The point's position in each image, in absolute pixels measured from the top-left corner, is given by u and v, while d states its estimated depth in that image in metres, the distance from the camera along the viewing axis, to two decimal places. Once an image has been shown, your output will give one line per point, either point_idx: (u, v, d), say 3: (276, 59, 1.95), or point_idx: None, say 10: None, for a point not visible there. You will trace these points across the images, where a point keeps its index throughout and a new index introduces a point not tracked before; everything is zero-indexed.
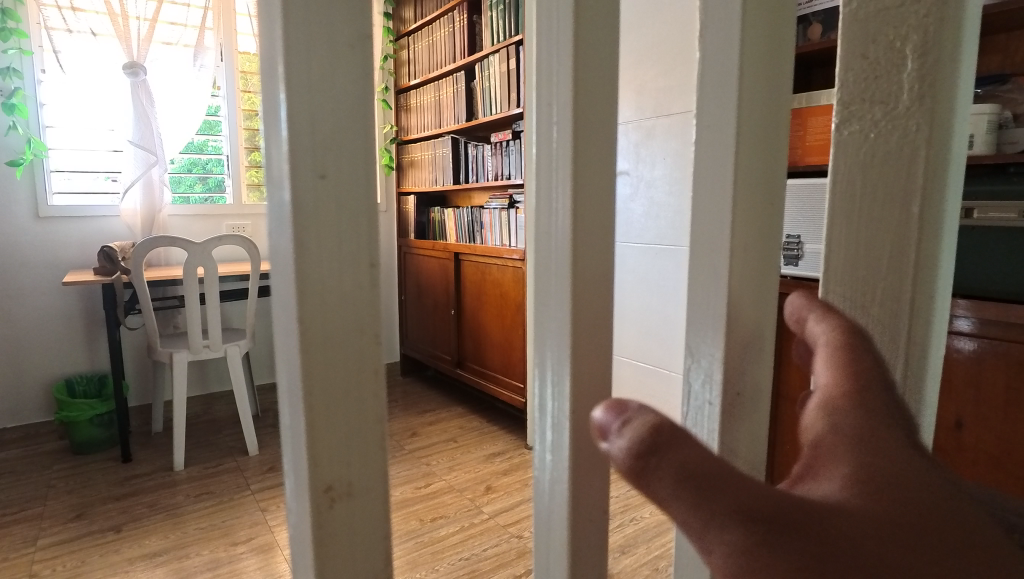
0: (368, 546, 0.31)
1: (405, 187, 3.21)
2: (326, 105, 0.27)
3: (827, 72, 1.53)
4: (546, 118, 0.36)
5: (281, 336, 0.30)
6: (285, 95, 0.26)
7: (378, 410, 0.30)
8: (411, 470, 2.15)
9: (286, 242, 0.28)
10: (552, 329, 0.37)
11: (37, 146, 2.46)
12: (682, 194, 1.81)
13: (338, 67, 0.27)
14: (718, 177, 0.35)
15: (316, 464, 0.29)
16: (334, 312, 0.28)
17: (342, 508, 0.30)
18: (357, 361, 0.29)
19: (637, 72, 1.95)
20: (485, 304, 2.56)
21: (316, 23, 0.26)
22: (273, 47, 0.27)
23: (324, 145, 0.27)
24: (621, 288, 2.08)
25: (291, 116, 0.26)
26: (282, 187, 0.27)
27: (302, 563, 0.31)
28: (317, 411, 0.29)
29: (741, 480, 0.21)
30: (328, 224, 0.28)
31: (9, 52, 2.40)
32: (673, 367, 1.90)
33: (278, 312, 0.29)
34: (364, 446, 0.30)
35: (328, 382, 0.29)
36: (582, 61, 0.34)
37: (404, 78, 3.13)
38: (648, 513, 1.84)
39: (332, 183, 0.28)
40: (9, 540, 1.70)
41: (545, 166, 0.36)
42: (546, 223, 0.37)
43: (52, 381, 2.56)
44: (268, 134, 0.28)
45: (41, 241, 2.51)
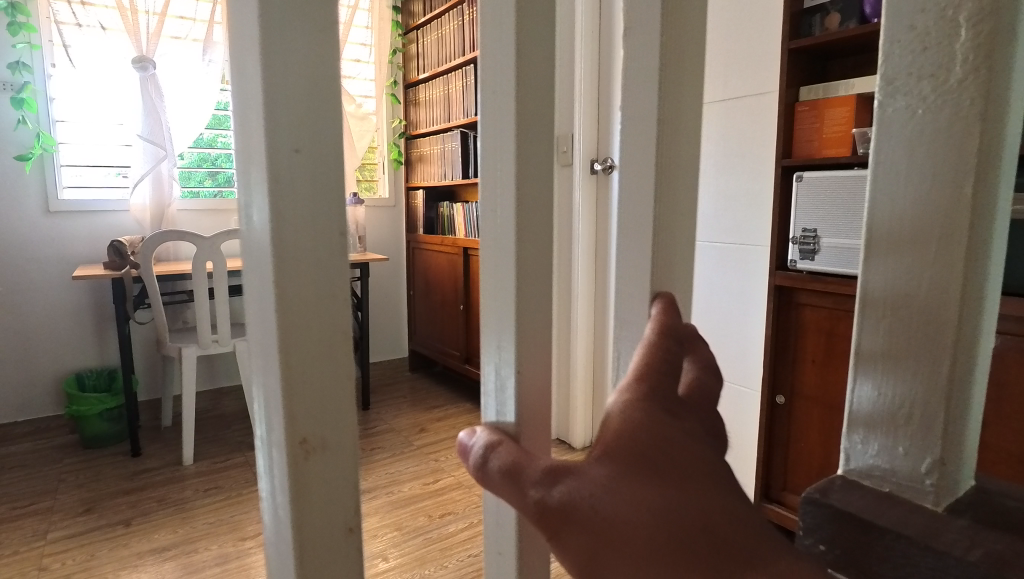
0: (341, 499, 0.32)
1: (413, 182, 3.19)
2: (299, 84, 0.28)
3: (845, 61, 1.49)
4: (492, 106, 0.38)
5: (257, 299, 0.31)
6: (254, 73, 0.28)
7: (348, 372, 0.32)
8: (420, 467, 2.14)
9: (255, 212, 0.30)
10: (501, 298, 0.39)
11: (46, 140, 2.47)
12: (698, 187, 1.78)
13: (310, 45, 0.28)
14: (642, 161, 0.39)
15: (291, 417, 0.30)
16: (308, 280, 0.30)
17: (313, 463, 0.31)
18: (326, 327, 0.30)
19: None
20: None
21: (294, 5, 0.28)
22: (249, 26, 0.28)
23: (300, 119, 0.28)
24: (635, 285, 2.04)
25: (268, 93, 0.28)
26: (257, 158, 0.29)
27: (279, 521, 0.32)
28: (292, 371, 0.30)
29: (523, 467, 0.31)
30: (303, 195, 0.29)
31: (19, 46, 2.40)
32: None
33: (253, 278, 0.30)
34: (336, 408, 0.31)
35: (303, 343, 0.30)
36: (523, 53, 0.37)
37: (413, 73, 3.12)
38: None
39: (305, 158, 0.29)
40: (20, 533, 1.71)
41: (494, 149, 0.38)
42: (492, 199, 0.39)
43: (62, 375, 2.58)
44: (245, 112, 0.29)
45: (51, 236, 2.52)
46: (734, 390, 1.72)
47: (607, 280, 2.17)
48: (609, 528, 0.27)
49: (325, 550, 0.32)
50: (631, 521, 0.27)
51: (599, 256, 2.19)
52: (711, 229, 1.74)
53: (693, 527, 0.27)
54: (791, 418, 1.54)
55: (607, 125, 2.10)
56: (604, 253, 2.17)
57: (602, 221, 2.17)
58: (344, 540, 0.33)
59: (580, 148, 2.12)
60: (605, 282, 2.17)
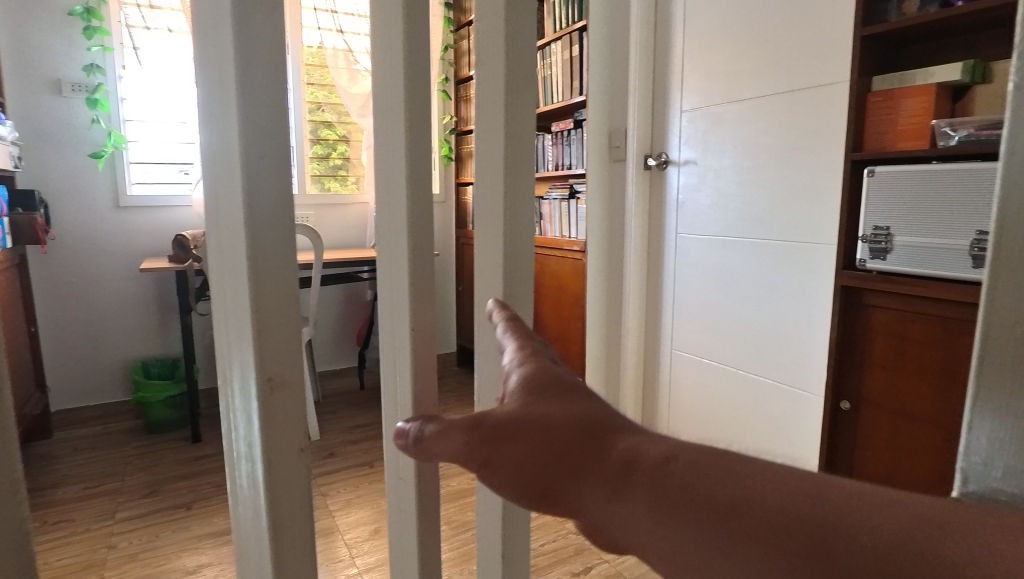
0: (296, 421, 0.46)
1: (464, 178, 3.20)
2: (261, 116, 0.41)
3: (920, 48, 1.41)
4: (383, 120, 0.50)
5: (229, 273, 0.44)
6: (233, 110, 0.41)
7: (296, 326, 0.46)
8: None
9: (227, 207, 0.43)
10: (394, 271, 0.51)
11: (117, 139, 2.58)
12: (756, 182, 1.72)
13: (266, 88, 0.41)
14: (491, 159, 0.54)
15: (263, 361, 0.44)
16: (270, 256, 0.43)
17: (278, 394, 0.45)
18: (285, 290, 0.44)
19: (708, 55, 1.85)
20: (544, 296, 2.55)
21: (257, 63, 0.41)
22: (226, 75, 0.40)
23: (263, 140, 0.42)
24: (686, 284, 2.00)
25: (243, 122, 0.41)
26: (233, 169, 0.42)
27: (255, 440, 0.46)
28: (262, 325, 0.44)
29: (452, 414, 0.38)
30: (265, 195, 0.42)
31: (93, 49, 2.50)
32: (739, 365, 1.82)
33: (229, 259, 0.44)
34: (291, 350, 0.45)
35: (268, 306, 0.44)
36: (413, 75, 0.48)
37: (465, 69, 3.13)
38: None
39: (266, 164, 0.42)
40: (90, 512, 1.80)
41: (386, 151, 0.50)
42: (385, 188, 0.50)
43: (128, 362, 2.70)
44: (224, 135, 0.41)
45: (121, 229, 2.64)
46: (786, 392, 1.66)
47: (660, 279, 2.11)
48: (532, 433, 0.36)
49: (283, 455, 0.46)
50: (546, 419, 0.36)
51: (651, 253, 2.14)
52: (766, 225, 1.69)
53: (586, 415, 0.37)
54: (856, 424, 1.47)
55: (663, 118, 2.05)
56: (657, 250, 2.12)
57: (655, 217, 2.12)
58: (296, 456, 0.47)
59: (634, 142, 2.08)
60: (657, 281, 2.13)
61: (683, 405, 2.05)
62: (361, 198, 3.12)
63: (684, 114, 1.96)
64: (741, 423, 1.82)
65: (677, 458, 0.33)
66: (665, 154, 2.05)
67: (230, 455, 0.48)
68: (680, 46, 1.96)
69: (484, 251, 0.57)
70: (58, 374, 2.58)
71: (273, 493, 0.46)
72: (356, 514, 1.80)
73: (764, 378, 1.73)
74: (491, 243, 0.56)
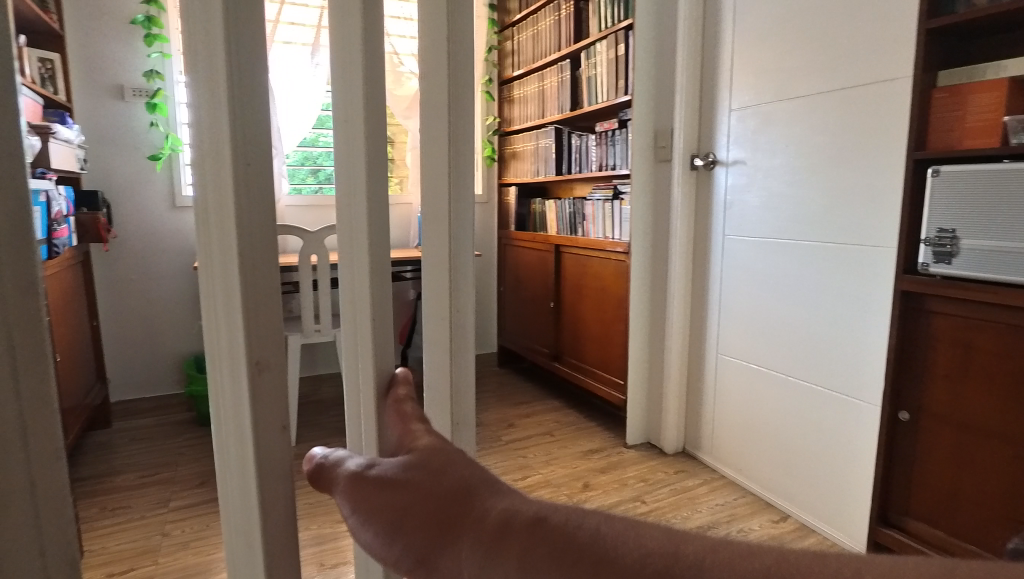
0: (277, 401, 0.51)
1: (506, 179, 3.21)
2: (249, 126, 0.46)
3: (991, 40, 1.34)
4: (347, 124, 0.53)
5: (218, 272, 0.47)
6: (224, 116, 0.45)
7: (277, 316, 0.50)
8: (508, 462, 2.15)
9: (217, 204, 0.46)
10: (354, 265, 0.55)
11: (174, 142, 2.68)
12: (808, 183, 1.67)
13: (251, 99, 0.46)
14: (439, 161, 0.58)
15: (251, 345, 0.48)
16: (258, 253, 0.48)
17: (264, 375, 0.49)
18: (270, 279, 0.49)
19: (758, 53, 1.80)
20: (585, 297, 2.54)
21: (247, 77, 0.45)
22: (217, 87, 0.45)
23: (252, 148, 0.46)
24: (732, 287, 1.96)
25: (234, 133, 0.45)
26: (223, 173, 0.46)
27: (242, 422, 0.49)
28: (251, 314, 0.48)
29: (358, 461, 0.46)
30: (252, 196, 0.47)
31: (153, 56, 2.61)
32: (788, 371, 1.76)
33: (215, 256, 0.47)
34: (273, 337, 0.50)
35: (256, 298, 0.48)
36: (374, 83, 0.53)
37: (508, 70, 3.14)
38: (757, 525, 1.74)
39: (253, 170, 0.46)
40: (145, 499, 1.87)
41: (348, 153, 0.54)
42: (346, 188, 0.54)
43: (183, 356, 2.81)
44: (217, 144, 0.45)
45: (176, 228, 2.74)
46: (838, 400, 1.61)
47: (705, 281, 2.07)
48: (412, 480, 0.42)
49: (270, 436, 0.50)
50: (425, 475, 0.42)
51: (696, 256, 2.10)
52: (820, 228, 1.64)
53: (469, 479, 0.42)
54: (914, 436, 1.41)
55: (710, 117, 2.01)
56: (702, 252, 2.08)
57: (701, 219, 2.08)
58: (281, 435, 0.51)
59: (680, 142, 2.04)
60: (702, 283, 2.08)
61: (728, 412, 2.01)
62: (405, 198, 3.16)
63: (732, 113, 1.92)
64: (790, 431, 1.77)
65: (536, 520, 0.37)
66: (713, 154, 2.00)
67: (219, 446, 0.50)
68: (728, 43, 1.91)
69: (427, 250, 0.60)
70: (120, 366, 2.70)
71: (262, 468, 0.50)
72: None
73: (815, 386, 1.68)
74: (434, 243, 0.59)
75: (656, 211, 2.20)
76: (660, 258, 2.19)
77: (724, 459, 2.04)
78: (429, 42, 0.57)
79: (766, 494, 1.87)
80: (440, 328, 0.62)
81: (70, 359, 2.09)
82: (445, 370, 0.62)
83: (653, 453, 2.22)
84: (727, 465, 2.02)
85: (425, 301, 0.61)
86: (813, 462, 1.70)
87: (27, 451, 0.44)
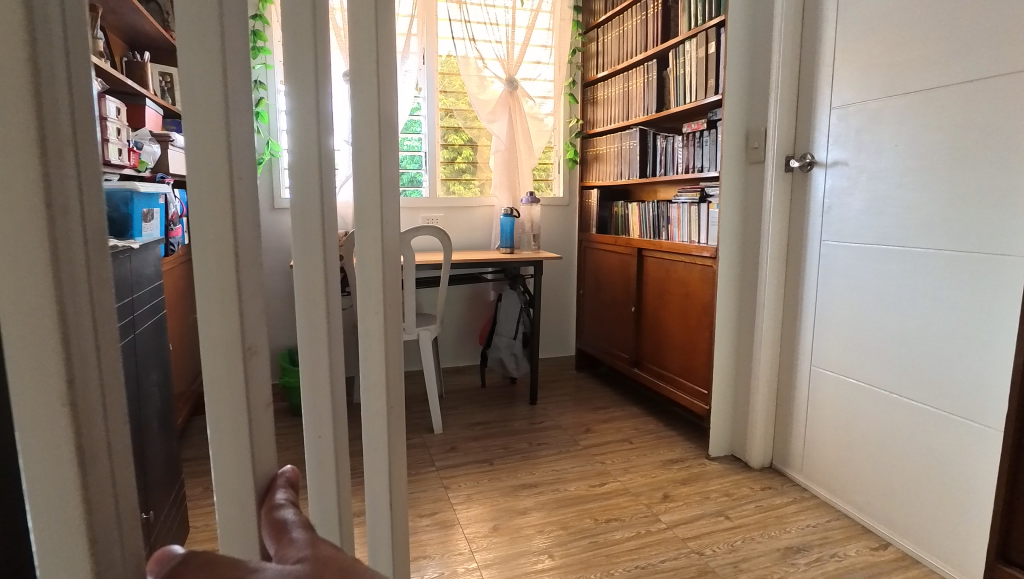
0: (264, 381, 0.56)
1: (587, 182, 3.19)
2: (240, 133, 0.52)
3: None
4: (300, 139, 0.61)
5: (211, 265, 0.52)
6: (222, 132, 0.50)
7: (260, 304, 0.56)
8: (586, 467, 2.13)
9: (211, 210, 0.51)
10: (311, 267, 0.62)
11: (273, 147, 2.84)
12: (921, 186, 1.54)
13: (237, 109, 0.52)
14: (368, 169, 0.67)
15: (244, 333, 0.54)
16: (251, 245, 0.54)
17: (253, 359, 0.55)
18: (255, 276, 0.55)
19: (862, 46, 1.69)
20: (668, 302, 2.48)
21: (240, 91, 0.52)
22: (214, 92, 0.50)
23: (244, 155, 0.53)
24: (832, 297, 1.84)
25: (229, 136, 0.51)
26: (220, 175, 0.51)
27: (240, 406, 0.54)
28: (244, 301, 0.54)
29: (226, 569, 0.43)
30: (244, 195, 0.53)
31: (258, 68, 2.79)
32: (893, 388, 1.64)
33: (201, 252, 0.51)
34: (261, 324, 0.56)
35: (250, 287, 0.54)
36: (319, 104, 0.61)
37: (592, 71, 3.13)
38: (854, 551, 1.62)
39: (245, 173, 0.53)
40: None
41: (301, 163, 0.61)
42: (299, 198, 0.61)
43: (278, 349, 2.98)
44: (208, 146, 0.50)
45: (275, 228, 2.91)
46: (956, 424, 1.47)
47: (800, 289, 1.96)
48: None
49: (262, 412, 0.56)
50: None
51: (790, 263, 2.00)
52: (936, 234, 1.51)
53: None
54: None
55: (808, 114, 1.90)
56: (797, 257, 1.97)
57: (795, 224, 1.97)
58: (266, 412, 0.57)
59: (775, 141, 1.95)
60: (796, 291, 1.98)
61: (822, 429, 1.90)
62: (488, 201, 3.21)
63: (833, 110, 1.81)
64: (894, 453, 1.64)
65: None
66: (810, 155, 1.89)
67: (213, 432, 0.54)
68: (831, 37, 1.80)
69: (361, 252, 0.68)
70: None
71: (256, 443, 0.56)
72: (475, 509, 1.84)
73: (925, 405, 1.55)
74: (367, 244, 0.68)
75: (746, 215, 2.12)
76: (751, 264, 2.10)
77: (816, 478, 1.93)
78: (364, 73, 0.66)
79: (863, 519, 1.76)
80: (374, 322, 0.70)
81: (181, 348, 2.27)
82: (381, 357, 0.72)
83: (737, 467, 2.13)
84: (820, 485, 1.91)
85: (361, 298, 0.69)
86: (927, 493, 1.55)
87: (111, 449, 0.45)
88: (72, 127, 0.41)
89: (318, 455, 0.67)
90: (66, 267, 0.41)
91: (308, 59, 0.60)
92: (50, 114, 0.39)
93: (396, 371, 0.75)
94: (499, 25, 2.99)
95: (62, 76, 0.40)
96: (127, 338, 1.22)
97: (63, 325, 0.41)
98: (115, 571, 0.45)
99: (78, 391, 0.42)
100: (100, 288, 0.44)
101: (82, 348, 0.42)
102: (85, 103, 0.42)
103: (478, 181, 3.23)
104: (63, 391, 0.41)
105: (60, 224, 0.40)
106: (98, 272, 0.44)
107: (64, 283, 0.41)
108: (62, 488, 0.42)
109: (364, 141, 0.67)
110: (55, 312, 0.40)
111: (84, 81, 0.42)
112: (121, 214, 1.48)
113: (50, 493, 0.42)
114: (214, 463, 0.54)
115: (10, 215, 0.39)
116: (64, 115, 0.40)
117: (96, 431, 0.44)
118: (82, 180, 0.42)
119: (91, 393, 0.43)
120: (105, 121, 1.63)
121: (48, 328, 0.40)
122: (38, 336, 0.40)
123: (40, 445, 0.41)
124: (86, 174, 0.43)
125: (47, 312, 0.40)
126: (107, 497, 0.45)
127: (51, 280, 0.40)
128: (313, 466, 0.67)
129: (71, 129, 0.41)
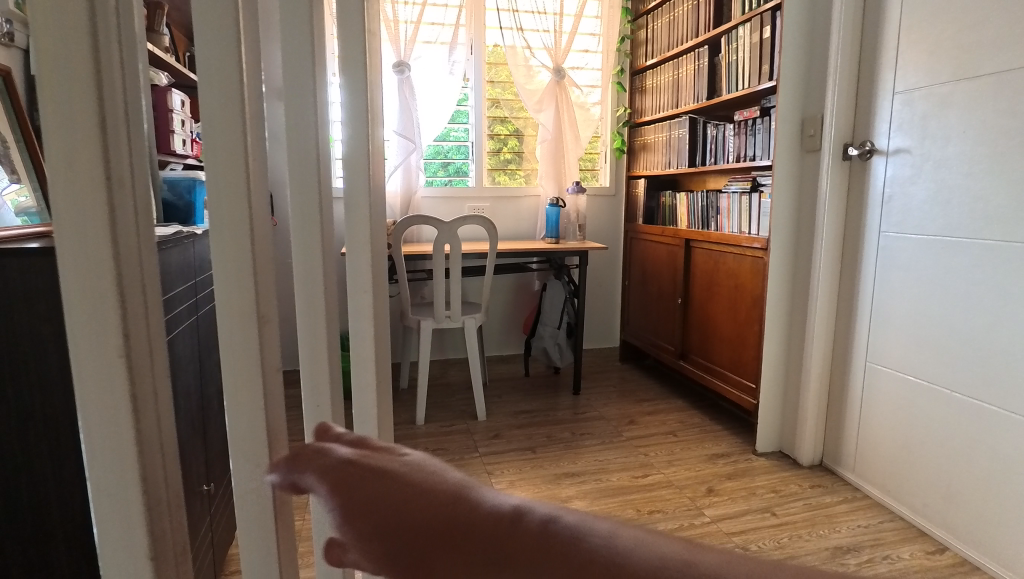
0: (274, 350, 0.57)
1: (635, 172, 3.15)
2: (252, 107, 0.52)
3: None
4: (296, 124, 0.62)
5: (228, 237, 0.52)
6: (237, 109, 0.50)
7: (269, 276, 0.56)
8: (629, 459, 2.12)
9: (229, 183, 0.51)
10: (311, 245, 0.64)
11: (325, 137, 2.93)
12: (994, 174, 1.46)
13: (249, 82, 0.52)
14: (359, 155, 0.69)
15: (260, 302, 0.54)
16: (262, 218, 0.55)
17: (267, 329, 0.56)
18: (267, 247, 0.55)
19: (930, 26, 1.61)
20: (717, 294, 2.43)
21: (252, 67, 0.52)
22: (228, 66, 0.50)
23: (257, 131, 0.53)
24: (891, 292, 1.77)
25: (245, 110, 0.51)
26: (236, 149, 0.51)
27: (254, 376, 0.55)
28: (260, 275, 0.54)
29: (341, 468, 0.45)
30: (257, 170, 0.53)
31: None
32: (955, 387, 1.57)
33: (219, 224, 0.51)
34: (271, 295, 0.57)
35: (265, 261, 0.55)
36: (307, 88, 0.62)
37: (641, 59, 3.08)
38: (908, 554, 1.57)
39: (259, 147, 0.53)
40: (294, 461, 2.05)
41: (301, 143, 0.62)
42: (298, 178, 0.63)
43: None
44: (228, 120, 0.50)
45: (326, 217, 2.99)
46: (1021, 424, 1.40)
47: (856, 280, 1.90)
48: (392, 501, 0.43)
49: (274, 381, 0.57)
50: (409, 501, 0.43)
51: (845, 255, 1.93)
52: (1007, 225, 1.43)
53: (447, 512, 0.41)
54: None
55: (868, 100, 1.82)
56: (854, 249, 1.90)
57: (852, 215, 1.90)
58: (278, 381, 0.58)
59: (832, 128, 1.88)
60: (853, 285, 1.91)
61: (878, 429, 1.83)
62: (533, 191, 3.21)
63: (897, 96, 1.73)
64: (956, 454, 1.57)
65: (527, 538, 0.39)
66: (870, 143, 1.82)
67: (231, 398, 0.55)
68: (897, 18, 1.71)
69: (352, 233, 0.70)
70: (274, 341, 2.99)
71: (270, 410, 0.57)
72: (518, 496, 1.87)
73: (990, 405, 1.48)
74: (358, 225, 0.69)
75: (800, 205, 2.05)
76: (804, 255, 2.04)
77: (871, 478, 1.87)
78: (352, 54, 0.66)
79: (920, 522, 1.69)
80: (365, 301, 0.72)
81: None
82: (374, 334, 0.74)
83: (786, 463, 2.09)
84: (875, 486, 1.85)
85: (352, 278, 0.71)
86: (988, 495, 1.49)
87: (157, 410, 0.47)
88: (125, 98, 0.43)
89: (317, 424, 0.68)
90: (121, 234, 0.43)
91: (304, 44, 0.61)
92: (109, 89, 0.41)
93: (383, 348, 0.77)
94: (547, 14, 2.97)
95: (116, 52, 0.41)
96: (191, 317, 1.29)
97: (122, 288, 0.42)
98: (165, 523, 0.47)
99: (132, 347, 0.44)
100: (148, 253, 0.46)
101: (136, 306, 0.44)
102: (134, 82, 0.44)
103: (524, 171, 3.23)
104: (120, 349, 0.43)
105: (119, 197, 0.42)
106: (146, 240, 0.45)
107: (120, 251, 0.42)
108: (116, 441, 0.44)
109: (357, 126, 0.68)
110: (112, 277, 0.42)
111: (132, 60, 0.44)
112: (185, 201, 1.56)
113: (97, 448, 0.44)
114: (230, 430, 0.55)
115: (74, 180, 0.40)
116: (119, 89, 0.42)
117: (147, 390, 0.45)
118: (133, 151, 0.44)
119: (142, 352, 0.45)
120: (170, 113, 1.72)
121: (107, 287, 0.42)
122: (97, 296, 0.42)
123: (98, 398, 0.43)
124: (136, 144, 0.44)
125: (106, 274, 0.42)
126: (156, 456, 0.46)
127: (110, 246, 0.42)
128: (311, 433, 0.69)
129: (124, 103, 0.42)
